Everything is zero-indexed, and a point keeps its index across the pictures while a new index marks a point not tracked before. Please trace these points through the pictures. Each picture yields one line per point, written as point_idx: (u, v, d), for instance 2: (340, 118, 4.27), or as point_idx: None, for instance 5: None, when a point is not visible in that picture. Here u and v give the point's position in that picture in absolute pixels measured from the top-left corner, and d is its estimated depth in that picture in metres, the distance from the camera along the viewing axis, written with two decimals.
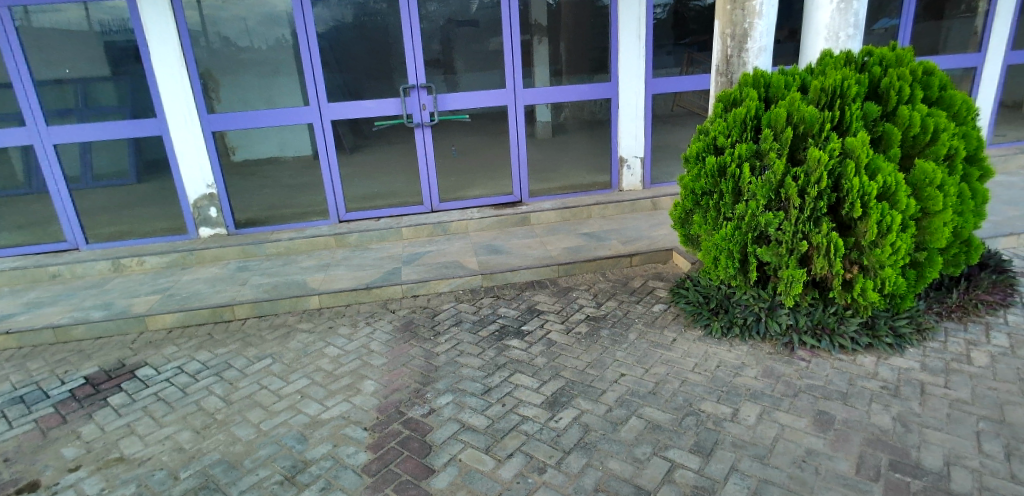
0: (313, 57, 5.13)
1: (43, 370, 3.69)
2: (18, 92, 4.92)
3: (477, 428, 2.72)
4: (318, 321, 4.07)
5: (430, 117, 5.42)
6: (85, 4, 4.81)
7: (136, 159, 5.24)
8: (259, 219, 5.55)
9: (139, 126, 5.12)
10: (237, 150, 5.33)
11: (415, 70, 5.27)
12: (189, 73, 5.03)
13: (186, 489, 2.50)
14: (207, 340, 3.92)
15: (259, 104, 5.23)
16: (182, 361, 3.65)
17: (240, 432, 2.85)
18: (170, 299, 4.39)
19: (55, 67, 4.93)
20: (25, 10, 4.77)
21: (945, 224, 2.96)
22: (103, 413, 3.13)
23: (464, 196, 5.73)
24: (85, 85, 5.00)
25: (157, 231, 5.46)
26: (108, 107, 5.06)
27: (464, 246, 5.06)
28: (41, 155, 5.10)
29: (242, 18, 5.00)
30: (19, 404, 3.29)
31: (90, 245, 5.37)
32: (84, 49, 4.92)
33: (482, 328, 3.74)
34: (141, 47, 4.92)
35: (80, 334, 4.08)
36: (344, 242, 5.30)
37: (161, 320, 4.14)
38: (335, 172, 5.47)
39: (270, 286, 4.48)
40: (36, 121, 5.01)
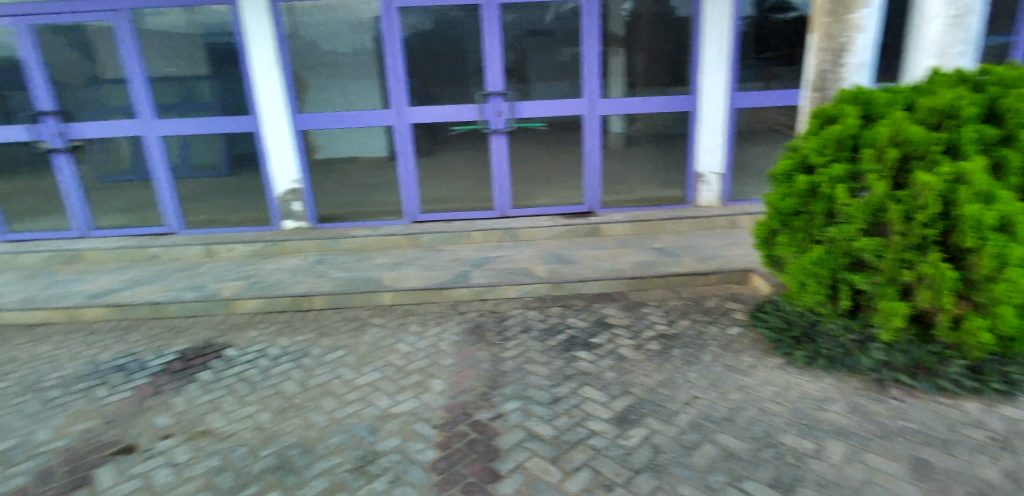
0: (394, 62, 5.29)
1: (141, 342, 3.98)
2: (130, 87, 5.38)
3: (543, 437, 2.69)
4: (389, 317, 4.17)
5: (506, 123, 5.47)
6: (191, 8, 5.18)
7: (228, 152, 5.59)
8: (338, 215, 5.78)
9: (233, 123, 5.45)
10: (319, 149, 5.57)
11: (493, 77, 5.33)
12: (280, 75, 5.26)
13: (265, 467, 2.61)
14: (286, 327, 4.10)
15: (340, 105, 5.45)
16: (263, 345, 3.83)
17: (315, 418, 2.95)
18: (254, 285, 4.62)
19: (161, 66, 5.33)
20: (139, 13, 5.20)
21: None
22: (191, 387, 3.32)
23: (535, 203, 5.74)
24: (187, 83, 5.38)
25: (246, 221, 5.78)
26: (205, 104, 5.43)
27: (533, 253, 5.06)
28: (148, 145, 5.54)
29: (329, 24, 5.24)
30: (119, 372, 3.56)
31: (186, 230, 5.79)
32: (187, 49, 5.30)
33: (550, 337, 3.70)
34: (239, 49, 5.25)
35: (173, 311, 4.37)
36: (416, 242, 5.41)
37: (246, 305, 4.36)
38: (411, 173, 5.61)
39: (345, 280, 4.64)
40: (145, 114, 5.44)
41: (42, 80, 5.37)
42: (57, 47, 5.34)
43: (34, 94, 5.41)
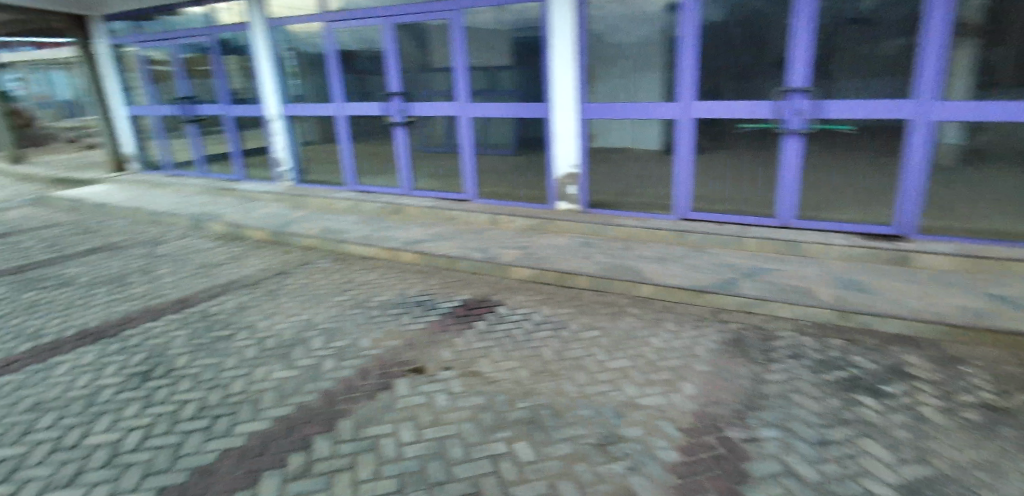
0: (684, 54, 5.15)
1: (436, 287, 4.72)
2: (452, 75, 6.38)
3: (803, 478, 2.40)
4: (647, 310, 4.14)
5: (807, 124, 4.86)
6: (505, 6, 5.86)
7: (517, 135, 6.21)
8: (610, 202, 5.91)
9: (526, 109, 6.04)
10: (597, 137, 5.79)
11: (799, 71, 4.76)
12: (574, 66, 5.60)
13: (519, 418, 2.88)
14: (550, 298, 4.41)
15: (621, 96, 5.55)
16: (529, 310, 4.18)
17: (566, 387, 3.12)
18: (528, 256, 5.06)
19: (477, 57, 6.16)
20: (466, 12, 6.08)
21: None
22: (469, 333, 3.83)
23: (827, 217, 5.01)
24: (494, 72, 6.13)
25: (527, 198, 6.35)
26: (505, 91, 6.13)
27: (818, 273, 4.47)
28: (460, 124, 6.52)
29: (621, 17, 5.35)
30: (419, 307, 4.30)
31: (479, 199, 6.63)
32: (497, 43, 6.01)
33: (826, 371, 3.24)
34: (541, 42, 5.76)
35: (463, 266, 5.06)
36: (684, 240, 5.24)
37: (519, 272, 4.81)
38: (687, 168, 5.44)
39: (609, 265, 4.76)
40: (461, 98, 6.39)
41: (395, 68, 6.73)
42: (406, 42, 6.59)
43: (387, 78, 6.85)
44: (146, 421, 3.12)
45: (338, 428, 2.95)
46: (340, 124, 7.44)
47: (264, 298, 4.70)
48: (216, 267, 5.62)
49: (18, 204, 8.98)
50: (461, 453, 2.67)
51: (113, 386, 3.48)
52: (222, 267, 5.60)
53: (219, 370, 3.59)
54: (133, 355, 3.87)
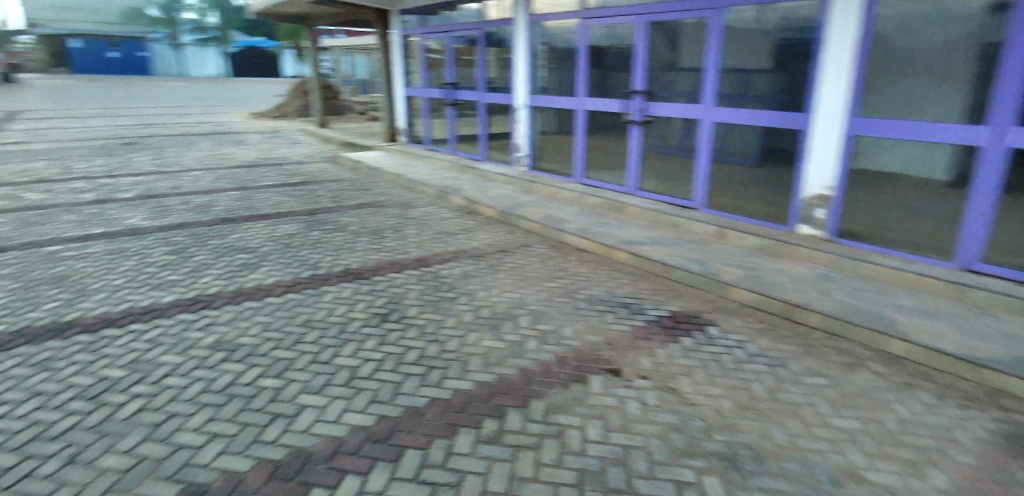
0: (1007, 66, 4.12)
1: (646, 292, 4.61)
2: (702, 76, 6.08)
3: None
4: (895, 369, 3.48)
5: None
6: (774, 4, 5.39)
7: (763, 145, 5.73)
8: (865, 234, 5.11)
9: (780, 118, 5.52)
10: (863, 158, 5.02)
11: None
12: (849, 74, 4.89)
13: (714, 450, 2.68)
14: (771, 330, 3.98)
15: (905, 112, 4.69)
16: (745, 337, 3.84)
17: (775, 431, 2.81)
18: (753, 278, 4.64)
19: (734, 59, 5.79)
20: (730, 10, 5.73)
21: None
22: (673, 347, 3.67)
23: None
24: (750, 75, 5.69)
25: (762, 214, 5.85)
26: (758, 96, 5.66)
27: None
28: (701, 128, 6.23)
29: (923, 19, 4.55)
30: (626, 309, 4.25)
31: (706, 209, 6.33)
32: (761, 44, 5.57)
33: None
34: (815, 45, 5.19)
35: (678, 276, 4.85)
36: (963, 297, 4.27)
37: (740, 294, 4.44)
38: (986, 208, 4.37)
39: (852, 307, 4.11)
40: (707, 100, 6.09)
41: (641, 66, 6.67)
42: (658, 40, 6.48)
43: (632, 76, 6.82)
44: (379, 355, 3.62)
45: (530, 406, 3.06)
46: (578, 117, 7.64)
47: (485, 271, 5.10)
48: (450, 235, 6.25)
49: (317, 160, 11.07)
50: (645, 468, 2.58)
51: (359, 321, 4.12)
52: (455, 236, 6.20)
53: (439, 326, 4.00)
54: (377, 297, 4.53)
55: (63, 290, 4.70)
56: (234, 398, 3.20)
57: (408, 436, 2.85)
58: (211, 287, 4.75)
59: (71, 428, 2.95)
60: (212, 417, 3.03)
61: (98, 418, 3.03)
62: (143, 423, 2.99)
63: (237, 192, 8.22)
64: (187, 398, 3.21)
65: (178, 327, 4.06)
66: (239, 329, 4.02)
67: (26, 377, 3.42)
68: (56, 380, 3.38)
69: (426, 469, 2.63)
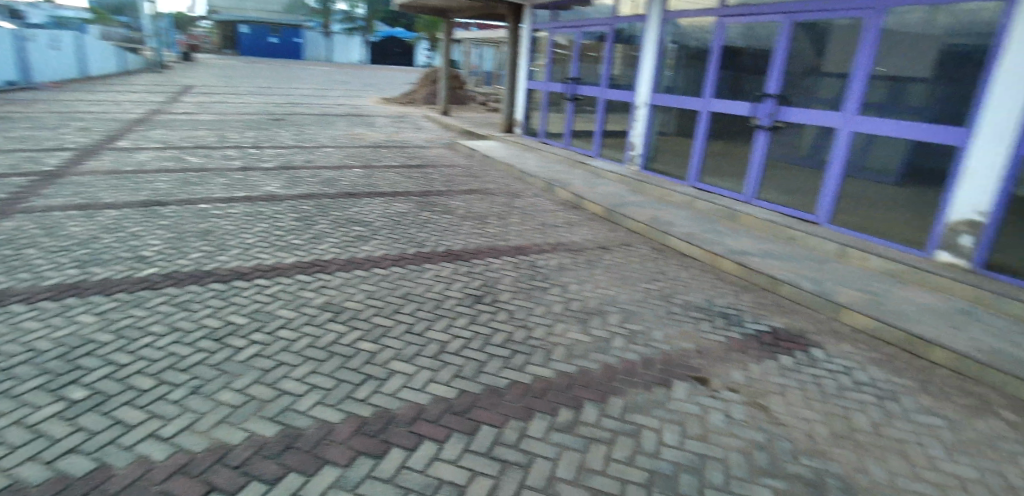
0: None
1: (750, 305, 4.39)
2: (849, 81, 5.62)
3: None
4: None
5: None
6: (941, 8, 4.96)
7: (907, 162, 5.24)
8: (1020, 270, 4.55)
9: (934, 132, 5.00)
10: None
11: None
12: None
13: (799, 475, 2.54)
14: (888, 361, 3.66)
15: None
16: (855, 365, 3.55)
17: (872, 467, 2.62)
18: (873, 303, 4.27)
19: (887, 65, 5.32)
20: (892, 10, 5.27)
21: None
22: (771, 363, 3.48)
23: None
24: (904, 83, 5.20)
25: (895, 237, 5.39)
26: (911, 108, 5.16)
27: None
28: (838, 139, 5.77)
29: None
30: (724, 319, 4.08)
31: (830, 225, 5.92)
32: (925, 49, 5.08)
33: None
34: (988, 52, 4.66)
35: (787, 292, 4.57)
36: None
37: (855, 319, 4.11)
38: None
39: (989, 348, 3.68)
40: (849, 109, 5.64)
41: (779, 68, 6.30)
42: (802, 40, 6.10)
43: (766, 78, 6.45)
44: (469, 334, 3.76)
45: (609, 402, 3.05)
46: (701, 119, 7.35)
47: (582, 265, 5.11)
48: (552, 227, 6.31)
49: (436, 145, 11.59)
50: (721, 481, 2.49)
51: (455, 299, 4.31)
52: (557, 229, 6.25)
53: (529, 313, 4.08)
54: (474, 279, 4.70)
55: (206, 243, 5.34)
56: (334, 355, 3.48)
57: (486, 413, 2.95)
58: (328, 254, 5.18)
59: (197, 363, 3.37)
60: (314, 370, 3.33)
61: (220, 357, 3.44)
62: (256, 367, 3.35)
63: (360, 170, 8.84)
64: (295, 350, 3.54)
65: (296, 286, 4.48)
66: (346, 294, 4.36)
67: (169, 314, 3.95)
68: (192, 320, 3.89)
69: (499, 446, 2.72)
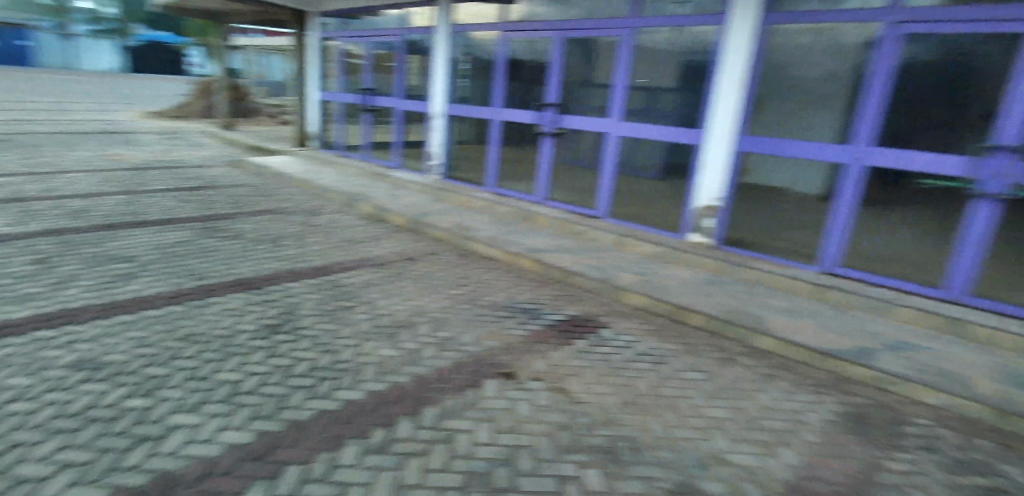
0: (872, 94, 4.82)
1: (548, 297, 4.82)
2: (614, 91, 6.45)
3: None
4: (762, 362, 3.92)
5: (1007, 189, 4.28)
6: (681, 29, 5.90)
7: (667, 159, 6.21)
8: (747, 242, 5.74)
9: (681, 133, 5.96)
10: (751, 173, 5.63)
11: (1009, 125, 4.27)
12: (742, 96, 5.45)
13: (595, 444, 2.89)
14: (660, 331, 4.32)
15: (791, 132, 5.36)
16: (635, 338, 4.13)
17: (653, 424, 3.08)
18: (645, 283, 4.99)
19: (643, 77, 6.24)
20: (642, 31, 6.19)
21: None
22: (568, 348, 3.89)
23: (1012, 298, 4.40)
24: (657, 93, 6.15)
25: (659, 223, 6.31)
26: (664, 113, 6.11)
27: (983, 361, 3.95)
28: (608, 141, 6.59)
29: (807, 48, 5.25)
30: (526, 314, 4.43)
31: (610, 218, 6.72)
32: (669, 64, 6.02)
33: (963, 474, 2.87)
34: (711, 67, 5.71)
35: (578, 281, 5.11)
36: (822, 296, 4.91)
37: (633, 298, 4.76)
38: (845, 220, 5.09)
39: (730, 308, 4.55)
40: (614, 115, 6.48)
41: (556, 80, 6.95)
42: (574, 54, 6.79)
43: (547, 88, 7.08)
44: (266, 369, 3.54)
45: (422, 413, 3.12)
46: (494, 127, 7.80)
47: (390, 279, 5.11)
48: (357, 243, 6.19)
49: (219, 163, 10.55)
50: (529, 466, 2.72)
51: (249, 333, 4.00)
52: (363, 244, 6.15)
53: (335, 335, 3.98)
54: (270, 308, 4.41)
55: None
56: (94, 421, 2.98)
57: (291, 451, 2.81)
58: (84, 300, 4.43)
59: None
60: (66, 443, 2.81)
61: None
62: None
63: (124, 197, 7.69)
64: (36, 423, 2.95)
65: (33, 345, 3.73)
66: (107, 347, 3.76)
67: None
68: None
69: (308, 484, 2.60)
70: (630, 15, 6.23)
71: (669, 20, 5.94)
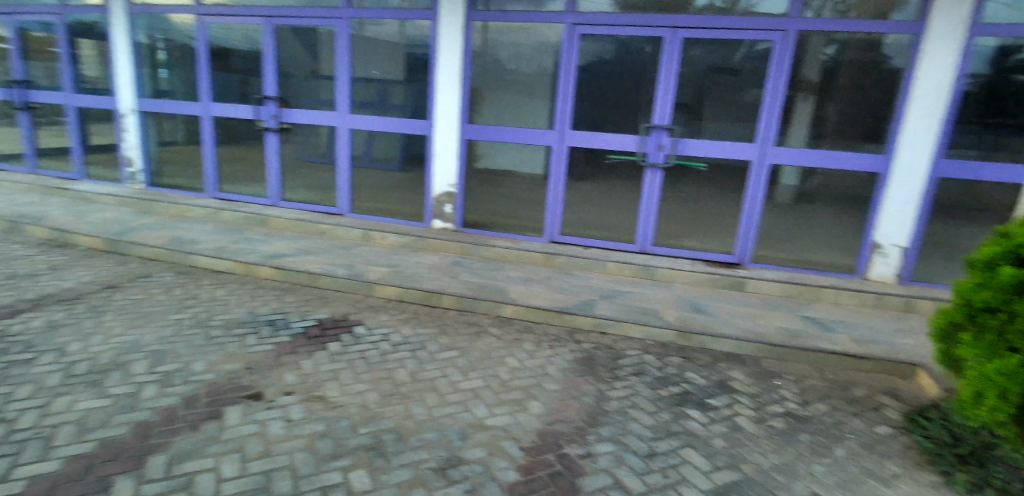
0: (568, 85, 5.56)
1: (293, 304, 4.52)
2: (339, 84, 6.25)
3: (630, 490, 2.64)
4: (507, 329, 4.29)
5: (666, 159, 5.49)
6: (402, 22, 5.93)
7: (403, 151, 6.26)
8: (484, 222, 6.17)
9: (413, 125, 6.11)
10: (482, 158, 6.00)
11: (662, 110, 5.39)
12: (462, 88, 5.82)
13: (360, 445, 2.83)
14: (413, 318, 4.40)
15: (511, 121, 5.83)
16: (389, 330, 4.14)
17: (415, 410, 3.15)
18: (395, 274, 5.01)
19: (367, 69, 6.15)
20: (360, 22, 6.07)
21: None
22: (321, 354, 3.71)
23: (679, 244, 5.68)
24: (384, 85, 6.14)
25: (402, 214, 6.42)
26: (394, 105, 6.15)
27: (668, 295, 4.96)
28: (340, 135, 6.39)
29: (518, 45, 5.66)
30: (269, 327, 4.08)
31: (352, 214, 6.56)
32: (391, 56, 6.05)
33: (663, 387, 3.58)
34: (431, 59, 5.89)
35: (325, 283, 4.89)
36: (551, 262, 5.58)
37: (383, 290, 4.75)
38: (560, 194, 5.84)
39: (476, 285, 4.86)
40: (343, 108, 6.30)
41: (272, 70, 6.47)
42: (292, 43, 6.38)
43: (263, 80, 6.54)
44: None
45: (147, 465, 2.62)
46: (206, 125, 6.92)
47: (86, 315, 4.19)
48: (32, 278, 4.92)
49: None
50: (289, 487, 2.52)
51: None
52: (41, 279, 4.91)
53: (4, 401, 3.08)
54: None
55: None
56: None
57: None
58: None
59: None
60: None
61: None
62: None
63: None
64: None
65: None
66: None
67: None
68: None
69: None
70: (344, 5, 6.07)
71: (393, 13, 5.92)
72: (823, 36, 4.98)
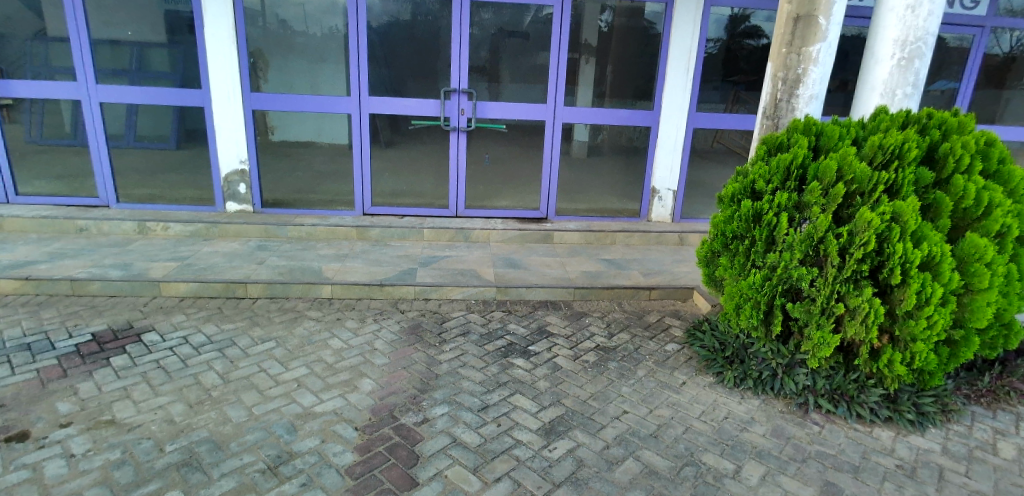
0: (361, 48, 5.31)
1: (54, 320, 3.78)
2: (77, 48, 5.18)
3: (468, 445, 2.75)
4: (326, 310, 4.10)
5: (467, 122, 5.59)
6: None
7: (178, 125, 5.48)
8: (287, 201, 5.74)
9: (185, 95, 5.36)
10: (276, 130, 5.52)
11: (458, 74, 5.44)
12: (239, 51, 5.24)
13: (169, 464, 2.52)
14: (216, 314, 3.98)
15: (304, 88, 5.42)
16: (189, 331, 3.69)
17: (232, 413, 2.88)
18: (186, 268, 4.45)
19: (116, 29, 5.20)
20: None
21: (1018, 298, 3.03)
22: (103, 372, 3.19)
23: (490, 205, 5.89)
24: (142, 49, 5.25)
25: (187, 199, 5.68)
26: (159, 73, 5.31)
27: (483, 255, 5.14)
28: (88, 111, 5.36)
29: (301, 4, 5.22)
30: (25, 351, 3.37)
31: (120, 204, 5.61)
32: (146, 14, 5.18)
33: (488, 342, 3.75)
34: (197, 19, 5.16)
35: (96, 289, 4.16)
36: (365, 235, 5.42)
37: (175, 288, 4.20)
38: (367, 164, 5.65)
39: (285, 269, 4.53)
40: (87, 78, 5.26)
41: None
42: None
43: None
44: None
45: None
46: None
47: None
48: None
49: None
50: None
51: None
52: None
53: None
54: None
55: None
56: None
57: None
58: None
59: None
60: None
61: None
62: None
63: None
64: None
65: None
66: None
67: None
68: None
69: None
70: None
71: None
72: (596, 4, 5.42)
